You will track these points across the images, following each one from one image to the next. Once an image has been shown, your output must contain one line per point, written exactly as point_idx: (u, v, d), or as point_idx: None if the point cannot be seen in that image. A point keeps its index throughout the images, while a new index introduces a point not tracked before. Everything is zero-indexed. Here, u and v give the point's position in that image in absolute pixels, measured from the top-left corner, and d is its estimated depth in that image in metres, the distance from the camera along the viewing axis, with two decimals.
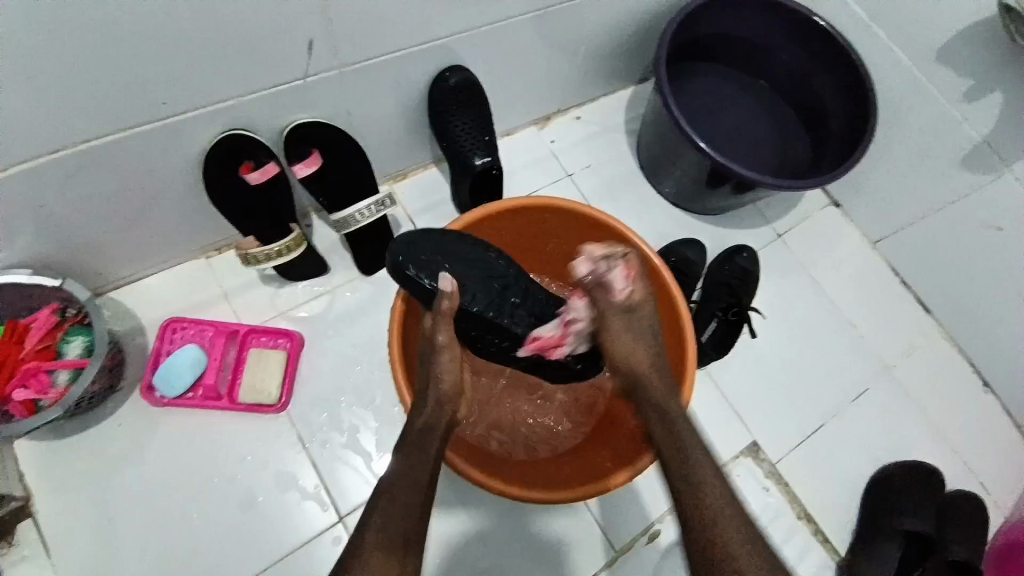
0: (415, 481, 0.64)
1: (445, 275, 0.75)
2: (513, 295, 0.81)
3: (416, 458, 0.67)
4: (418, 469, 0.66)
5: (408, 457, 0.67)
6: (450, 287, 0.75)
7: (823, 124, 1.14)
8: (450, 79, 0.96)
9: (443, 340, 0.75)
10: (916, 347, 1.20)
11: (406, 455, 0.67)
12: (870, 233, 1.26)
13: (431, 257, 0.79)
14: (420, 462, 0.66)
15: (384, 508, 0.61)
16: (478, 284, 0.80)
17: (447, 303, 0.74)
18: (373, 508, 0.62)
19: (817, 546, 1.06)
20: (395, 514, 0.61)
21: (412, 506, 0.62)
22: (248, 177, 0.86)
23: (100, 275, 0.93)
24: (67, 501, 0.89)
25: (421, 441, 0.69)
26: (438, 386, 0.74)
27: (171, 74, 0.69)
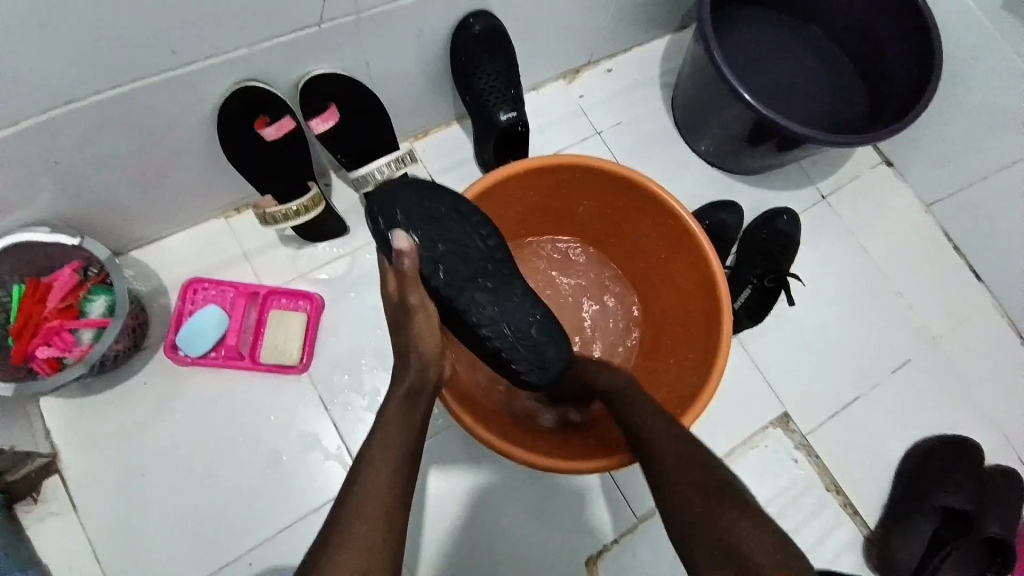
0: (402, 451, 0.60)
1: (400, 233, 0.67)
2: (486, 279, 0.72)
3: (401, 426, 0.63)
4: (401, 439, 0.61)
5: (391, 429, 0.62)
6: (406, 247, 0.66)
7: (882, 75, 1.02)
8: (474, 26, 0.88)
9: (413, 302, 0.68)
10: (968, 319, 1.11)
11: (388, 426, 0.62)
12: (922, 194, 1.14)
13: (410, 219, 0.70)
14: (405, 428, 0.62)
15: (370, 474, 0.57)
16: (451, 256, 0.70)
17: (407, 264, 0.66)
18: (354, 478, 0.57)
19: (846, 522, 1.01)
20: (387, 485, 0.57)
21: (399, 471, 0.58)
22: (263, 133, 0.82)
23: (120, 235, 0.92)
24: (99, 455, 0.91)
25: (405, 411, 0.64)
26: (418, 350, 0.69)
27: (180, 20, 0.64)
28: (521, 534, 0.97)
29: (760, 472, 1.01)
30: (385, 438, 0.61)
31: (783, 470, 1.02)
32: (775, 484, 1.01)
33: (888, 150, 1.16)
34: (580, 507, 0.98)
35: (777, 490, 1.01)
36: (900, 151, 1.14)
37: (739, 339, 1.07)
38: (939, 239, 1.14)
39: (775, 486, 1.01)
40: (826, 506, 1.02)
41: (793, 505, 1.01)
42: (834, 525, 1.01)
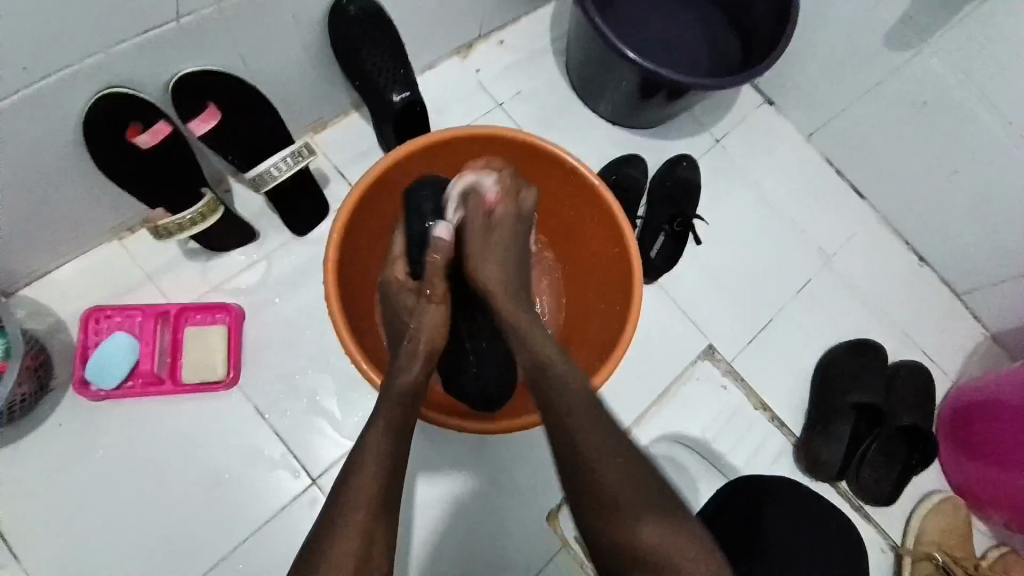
0: (397, 446, 0.61)
1: (441, 226, 0.74)
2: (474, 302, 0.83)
3: (399, 422, 0.63)
4: (398, 431, 0.62)
5: (384, 423, 0.62)
6: (444, 240, 0.74)
7: (747, 15, 1.08)
8: (350, 9, 0.87)
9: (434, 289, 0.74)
10: (858, 233, 1.21)
11: (382, 418, 0.62)
12: (803, 126, 1.23)
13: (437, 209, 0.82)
14: (401, 427, 0.63)
15: (359, 470, 0.58)
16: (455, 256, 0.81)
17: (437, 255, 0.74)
18: (347, 478, 0.58)
19: (777, 437, 1.10)
20: (382, 477, 0.58)
21: (389, 465, 0.59)
22: (138, 141, 0.77)
23: (2, 274, 0.86)
24: (21, 508, 0.86)
25: (404, 409, 0.65)
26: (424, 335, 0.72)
27: (20, 29, 0.60)
28: (485, 504, 0.99)
29: (693, 403, 1.08)
30: (379, 429, 0.61)
31: (713, 398, 1.09)
32: (709, 413, 1.08)
33: (768, 88, 1.24)
34: (534, 467, 1.01)
35: (711, 417, 1.08)
36: (778, 88, 1.22)
37: (659, 284, 1.12)
38: (826, 165, 1.23)
39: (708, 415, 1.08)
40: (759, 425, 1.10)
41: (730, 428, 1.08)
42: (767, 439, 1.09)
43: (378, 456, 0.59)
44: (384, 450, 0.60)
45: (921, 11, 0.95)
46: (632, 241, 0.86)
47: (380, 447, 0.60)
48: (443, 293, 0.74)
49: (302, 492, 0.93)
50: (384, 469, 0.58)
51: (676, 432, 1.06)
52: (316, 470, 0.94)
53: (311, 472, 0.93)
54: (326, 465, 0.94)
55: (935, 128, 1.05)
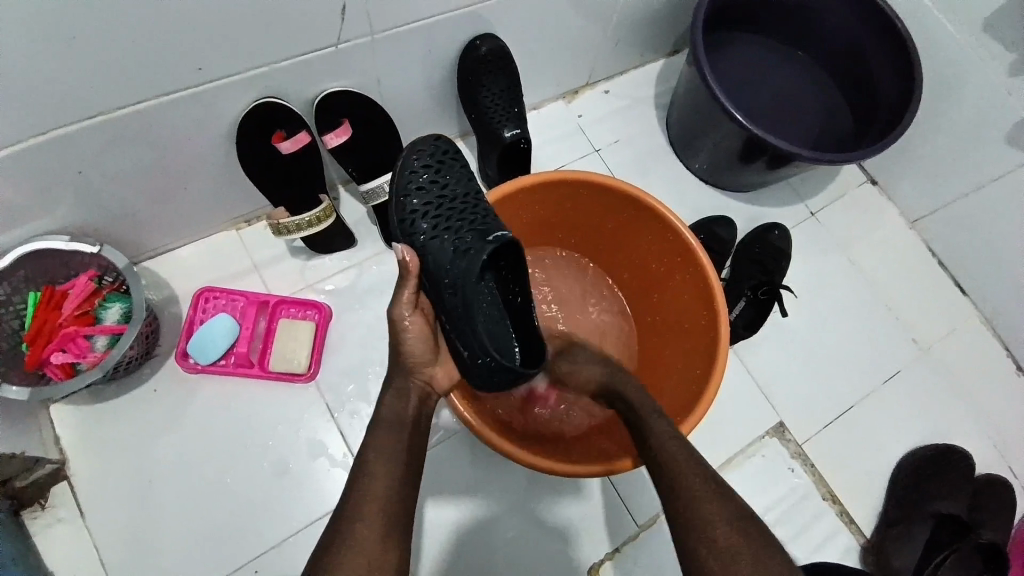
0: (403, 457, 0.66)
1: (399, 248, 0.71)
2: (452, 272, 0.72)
3: (392, 442, 0.67)
4: (397, 444, 0.67)
5: (384, 436, 0.67)
6: (406, 258, 0.71)
7: (865, 96, 1.08)
8: (480, 48, 0.93)
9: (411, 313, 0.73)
10: (952, 329, 1.15)
11: (380, 432, 0.68)
12: (906, 211, 1.20)
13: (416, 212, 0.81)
14: (398, 450, 0.66)
15: (369, 469, 0.64)
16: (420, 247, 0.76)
17: (405, 272, 0.72)
18: (352, 486, 0.63)
19: (842, 532, 1.04)
20: (384, 481, 0.63)
21: (401, 467, 0.65)
22: (280, 146, 0.85)
23: (134, 245, 0.95)
24: (107, 461, 0.93)
25: (397, 428, 0.68)
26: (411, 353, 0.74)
27: (207, 39, 0.68)
28: (523, 541, 0.98)
29: (758, 480, 1.04)
30: (382, 442, 0.66)
31: (779, 479, 1.04)
32: (773, 492, 1.04)
33: (874, 168, 1.21)
34: (578, 513, 1.00)
35: (775, 497, 1.04)
36: (885, 170, 1.20)
37: (735, 349, 1.10)
38: (925, 254, 1.19)
39: (771, 493, 1.04)
40: (821, 515, 1.04)
41: (792, 512, 1.03)
42: (829, 532, 1.03)
43: (382, 464, 0.64)
44: (388, 460, 0.65)
45: None
46: (721, 305, 0.86)
47: (383, 455, 0.65)
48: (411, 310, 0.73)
49: None
50: (392, 477, 0.64)
51: None
52: None
53: None
54: None
55: None
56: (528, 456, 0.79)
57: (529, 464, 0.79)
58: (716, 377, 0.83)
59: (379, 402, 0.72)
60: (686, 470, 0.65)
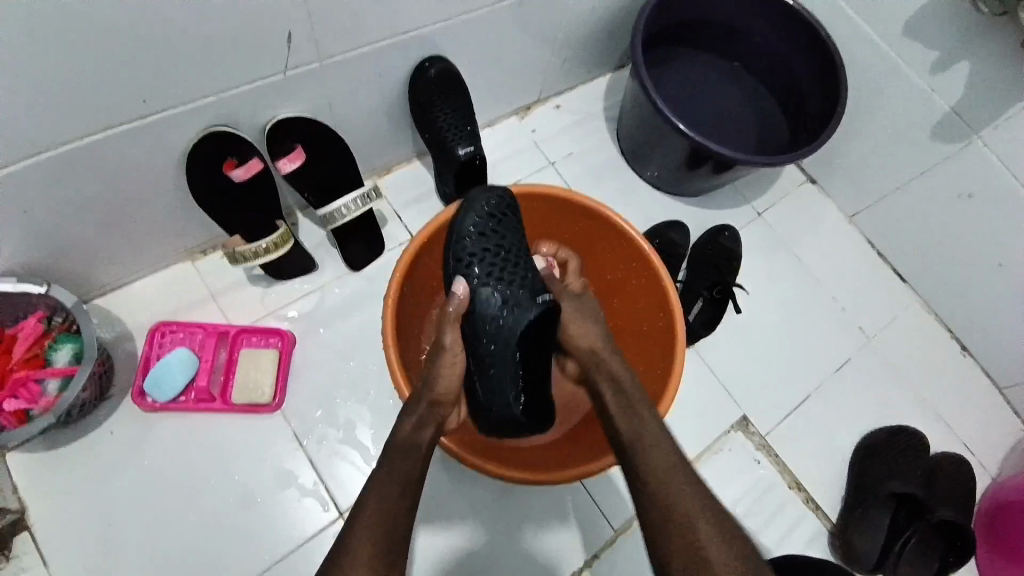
0: (406, 490, 0.62)
1: (459, 284, 0.80)
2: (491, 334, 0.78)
3: (404, 467, 0.64)
4: (403, 471, 0.63)
5: (393, 467, 0.64)
6: (462, 295, 0.79)
7: (797, 101, 1.14)
8: (430, 70, 0.95)
9: (448, 341, 0.76)
10: (896, 315, 1.22)
11: (391, 463, 0.64)
12: (845, 207, 1.27)
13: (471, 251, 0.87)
14: (406, 476, 0.63)
15: (371, 506, 0.60)
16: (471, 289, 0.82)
17: (457, 306, 0.79)
18: (354, 515, 0.60)
19: (810, 518, 1.07)
20: (384, 517, 0.59)
21: (404, 499, 0.61)
22: (232, 174, 0.85)
23: (84, 282, 0.92)
24: (63, 510, 0.89)
25: (408, 451, 0.66)
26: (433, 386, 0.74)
27: (151, 70, 0.68)
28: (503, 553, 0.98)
29: (725, 473, 1.07)
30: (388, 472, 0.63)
31: (747, 471, 1.08)
32: (742, 485, 1.07)
33: (812, 168, 1.28)
34: (555, 522, 1.01)
35: (744, 489, 1.07)
36: (823, 169, 1.27)
37: (696, 348, 1.13)
38: (865, 246, 1.26)
39: (740, 486, 1.07)
40: (790, 503, 1.08)
41: (760, 503, 1.07)
42: (798, 518, 1.07)
43: (388, 495, 0.61)
44: (394, 491, 0.61)
45: (967, 108, 0.99)
46: (675, 303, 0.89)
47: (392, 485, 0.62)
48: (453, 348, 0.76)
49: (329, 523, 0.94)
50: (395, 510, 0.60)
51: None
52: (344, 504, 0.95)
53: (340, 505, 0.95)
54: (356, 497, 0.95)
55: (976, 219, 1.07)
56: (502, 467, 0.81)
57: (510, 478, 0.80)
58: (678, 372, 0.86)
59: (397, 425, 0.69)
60: (676, 471, 0.63)
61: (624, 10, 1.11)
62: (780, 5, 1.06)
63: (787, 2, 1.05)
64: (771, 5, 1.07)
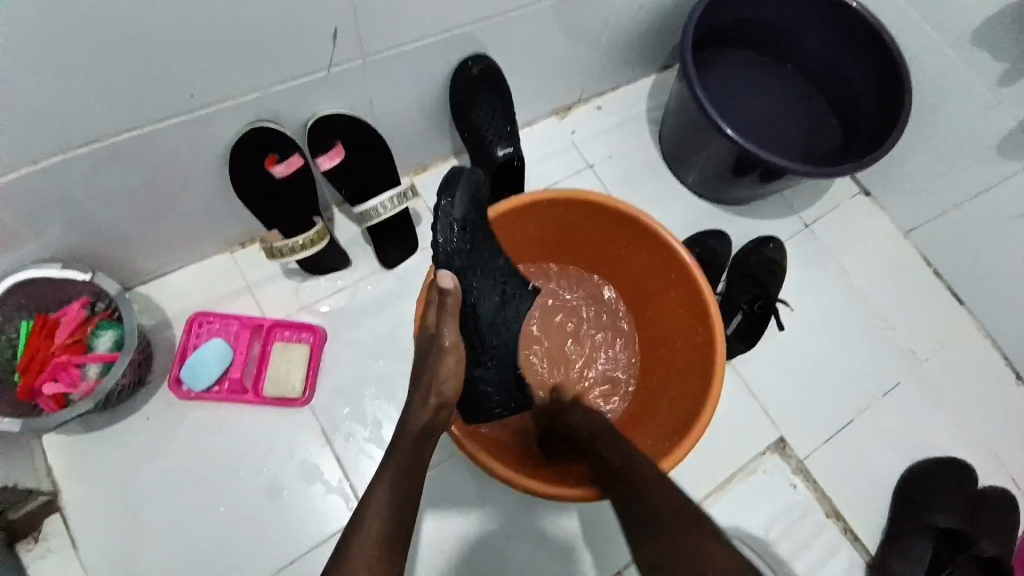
0: (406, 482, 0.64)
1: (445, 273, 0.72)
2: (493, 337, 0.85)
3: (408, 462, 0.66)
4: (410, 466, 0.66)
5: (403, 450, 0.66)
6: (450, 288, 0.72)
7: (852, 109, 1.09)
8: (473, 69, 0.93)
9: (449, 342, 0.74)
10: (949, 338, 1.15)
11: (401, 446, 0.67)
12: (899, 221, 1.20)
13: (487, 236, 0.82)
14: (407, 476, 0.64)
15: (376, 499, 0.60)
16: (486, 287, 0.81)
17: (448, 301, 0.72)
18: (359, 510, 0.60)
19: (846, 546, 1.03)
20: (389, 517, 0.60)
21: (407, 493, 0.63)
22: (273, 170, 0.85)
23: (127, 270, 0.94)
24: (98, 491, 0.91)
25: (417, 444, 0.69)
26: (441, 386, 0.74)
27: (198, 67, 0.68)
28: (523, 565, 0.96)
29: (758, 495, 1.03)
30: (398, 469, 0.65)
31: (781, 494, 1.03)
32: (775, 508, 1.03)
33: (865, 179, 1.22)
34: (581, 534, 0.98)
35: (776, 513, 1.02)
36: (878, 181, 1.20)
37: (734, 363, 1.10)
38: (919, 263, 1.19)
39: (773, 509, 1.02)
40: (825, 529, 1.03)
41: (796, 528, 1.02)
42: (832, 546, 1.02)
43: (393, 481, 0.62)
44: (399, 482, 0.63)
45: None
46: (716, 321, 0.86)
47: (395, 473, 0.63)
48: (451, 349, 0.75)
49: None
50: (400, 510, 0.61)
51: (736, 526, 1.01)
52: None
53: None
54: None
55: None
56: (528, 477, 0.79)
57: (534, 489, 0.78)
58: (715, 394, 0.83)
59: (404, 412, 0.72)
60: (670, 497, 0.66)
61: (672, 9, 1.08)
62: (842, 8, 1.01)
63: (850, 4, 1.00)
64: (831, 7, 1.02)
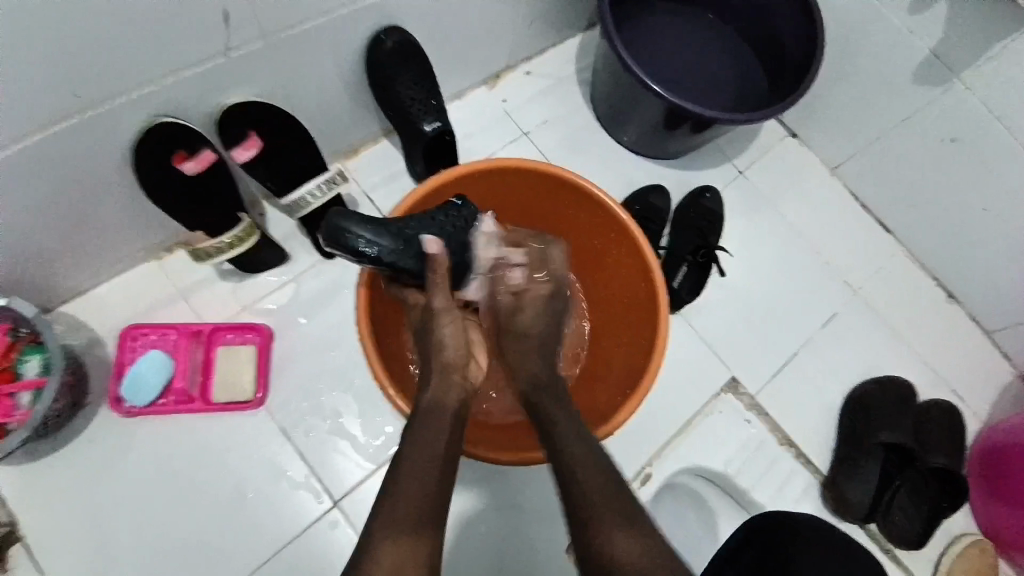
0: (433, 465, 0.62)
1: (429, 240, 0.76)
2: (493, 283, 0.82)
3: (431, 436, 0.64)
4: (434, 444, 0.63)
5: (422, 432, 0.64)
6: (437, 255, 0.75)
7: (773, 52, 1.11)
8: (386, 42, 0.90)
9: (440, 305, 0.75)
10: (882, 266, 1.20)
11: (419, 428, 0.65)
12: (828, 158, 1.24)
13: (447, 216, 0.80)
14: (435, 452, 0.63)
15: (396, 490, 0.59)
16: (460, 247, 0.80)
17: (437, 270, 0.76)
18: (387, 496, 0.59)
19: (801, 472, 1.08)
20: (421, 496, 0.59)
21: (437, 474, 0.61)
22: (183, 167, 0.80)
23: (47, 290, 0.89)
24: (51, 521, 0.88)
25: (434, 417, 0.66)
26: (444, 353, 0.73)
27: (84, 64, 0.63)
28: (501, 533, 0.98)
29: (715, 436, 1.07)
30: (416, 450, 0.63)
31: (736, 432, 1.08)
32: (733, 446, 1.07)
33: (793, 121, 1.24)
34: (553, 495, 1.01)
35: (734, 451, 1.07)
36: (805, 122, 1.23)
37: (683, 315, 1.12)
38: (850, 197, 1.24)
39: (732, 447, 1.07)
40: (782, 459, 1.08)
41: (752, 463, 1.07)
42: (790, 474, 1.08)
43: (420, 467, 0.61)
44: (425, 467, 0.61)
45: (947, 51, 0.96)
46: (657, 272, 0.88)
47: (421, 456, 0.62)
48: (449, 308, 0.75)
49: (323, 514, 0.93)
50: (426, 495, 0.59)
51: (697, 466, 1.06)
52: (338, 494, 0.94)
53: (334, 495, 0.94)
54: (348, 487, 0.95)
55: (961, 164, 1.04)
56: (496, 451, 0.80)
57: (506, 459, 0.80)
58: (662, 344, 0.85)
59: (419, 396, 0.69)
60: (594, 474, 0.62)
61: None
62: None
63: None
64: None
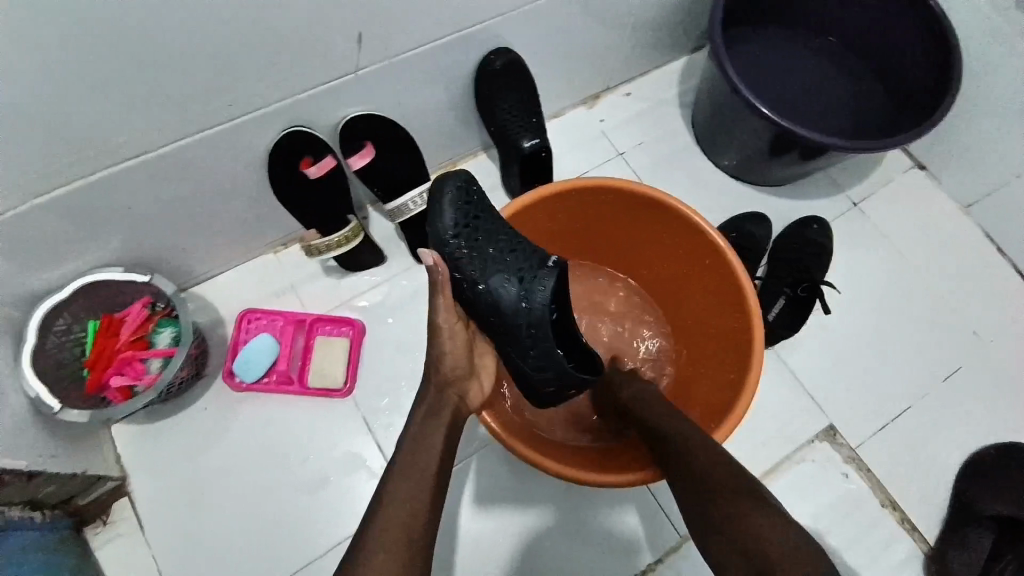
0: (420, 484, 0.63)
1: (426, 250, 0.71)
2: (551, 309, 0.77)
3: (420, 455, 0.65)
4: (422, 466, 0.65)
5: (412, 450, 0.66)
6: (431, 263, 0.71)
7: (902, 79, 1.03)
8: (495, 62, 0.94)
9: (443, 321, 0.73)
10: (1019, 321, 1.06)
11: (409, 447, 0.66)
12: (959, 196, 1.12)
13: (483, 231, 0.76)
14: (422, 465, 0.65)
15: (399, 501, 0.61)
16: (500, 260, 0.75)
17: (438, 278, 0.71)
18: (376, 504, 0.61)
19: (903, 539, 0.97)
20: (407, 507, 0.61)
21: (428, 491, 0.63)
22: (308, 172, 0.90)
23: (183, 271, 1.02)
24: (162, 477, 0.99)
25: (425, 438, 0.67)
26: (440, 372, 0.73)
27: (236, 80, 0.73)
28: (562, 553, 0.97)
29: (802, 486, 0.99)
30: (408, 466, 0.64)
31: (829, 484, 0.99)
32: (823, 499, 0.98)
33: (921, 152, 1.14)
34: (618, 524, 0.98)
35: (823, 504, 0.98)
36: (935, 154, 1.12)
37: (776, 351, 1.05)
38: (984, 241, 1.11)
39: (822, 500, 0.98)
40: (880, 522, 0.98)
41: (842, 520, 0.98)
42: (889, 541, 0.97)
43: (407, 480, 0.63)
44: (412, 484, 0.63)
45: None
46: (753, 306, 0.84)
47: (407, 471, 0.64)
48: (454, 325, 0.74)
49: None
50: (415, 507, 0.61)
51: None
52: None
53: None
54: None
55: None
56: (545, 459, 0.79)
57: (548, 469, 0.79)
58: (751, 383, 0.81)
59: (411, 416, 0.70)
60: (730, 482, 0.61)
61: None
62: None
63: None
64: None
